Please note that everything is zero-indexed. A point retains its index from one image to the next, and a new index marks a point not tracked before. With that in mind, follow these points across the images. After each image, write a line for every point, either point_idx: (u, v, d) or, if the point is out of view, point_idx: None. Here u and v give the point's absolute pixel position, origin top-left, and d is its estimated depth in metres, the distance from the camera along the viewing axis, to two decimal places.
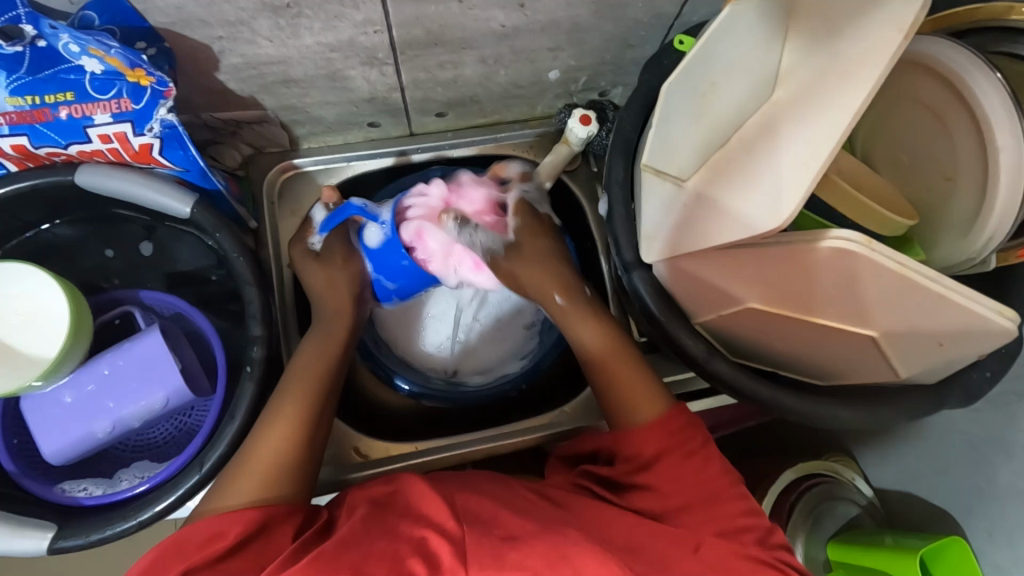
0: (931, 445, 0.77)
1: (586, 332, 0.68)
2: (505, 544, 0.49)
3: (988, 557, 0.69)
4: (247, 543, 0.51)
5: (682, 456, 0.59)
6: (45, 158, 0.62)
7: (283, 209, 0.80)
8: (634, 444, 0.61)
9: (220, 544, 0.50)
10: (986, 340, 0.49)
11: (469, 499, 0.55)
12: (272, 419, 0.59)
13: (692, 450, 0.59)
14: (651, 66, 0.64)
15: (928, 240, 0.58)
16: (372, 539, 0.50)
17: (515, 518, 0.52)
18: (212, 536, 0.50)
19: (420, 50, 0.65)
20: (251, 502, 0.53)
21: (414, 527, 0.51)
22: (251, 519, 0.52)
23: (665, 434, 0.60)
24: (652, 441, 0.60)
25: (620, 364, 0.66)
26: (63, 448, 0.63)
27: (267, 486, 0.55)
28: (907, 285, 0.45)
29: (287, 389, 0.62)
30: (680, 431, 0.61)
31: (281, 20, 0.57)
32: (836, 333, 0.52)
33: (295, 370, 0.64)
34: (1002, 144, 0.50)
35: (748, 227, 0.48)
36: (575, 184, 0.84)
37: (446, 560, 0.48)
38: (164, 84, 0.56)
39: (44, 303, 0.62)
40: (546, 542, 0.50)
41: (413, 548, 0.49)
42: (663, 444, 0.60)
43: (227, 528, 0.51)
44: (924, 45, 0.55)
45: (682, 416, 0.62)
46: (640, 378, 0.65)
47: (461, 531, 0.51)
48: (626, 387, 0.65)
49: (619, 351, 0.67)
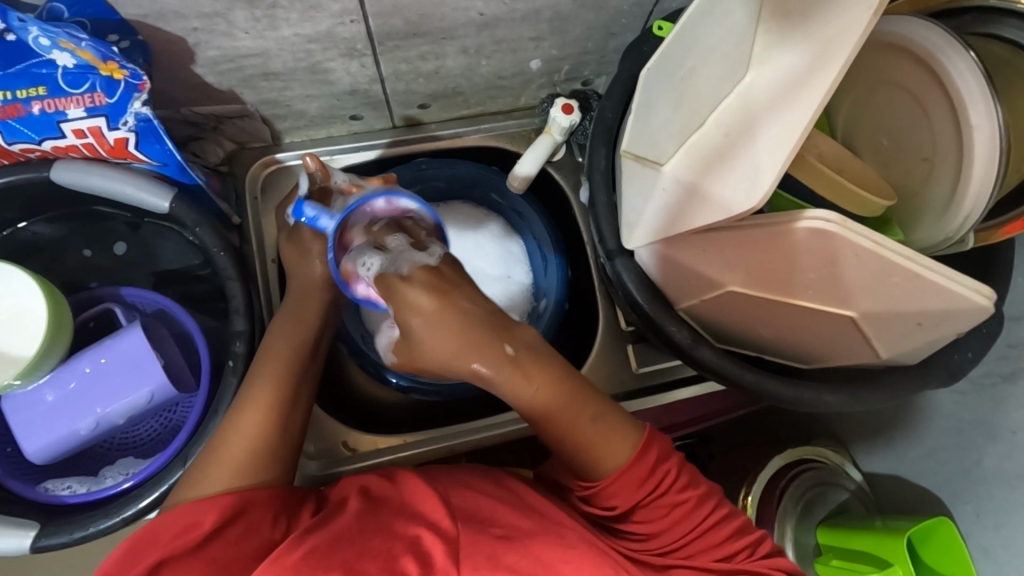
0: (922, 429, 0.78)
1: (530, 392, 0.58)
2: (500, 544, 0.49)
3: (974, 538, 0.70)
4: (225, 529, 0.49)
5: (660, 495, 0.58)
6: (20, 155, 0.62)
7: (266, 205, 0.80)
8: (610, 497, 0.58)
9: (195, 534, 0.48)
10: (962, 319, 0.50)
11: (467, 498, 0.55)
12: (245, 402, 0.57)
13: (669, 487, 0.59)
14: (631, 53, 0.63)
15: (909, 218, 0.57)
16: (368, 536, 0.50)
17: (512, 518, 0.53)
18: (185, 526, 0.48)
19: (399, 41, 0.65)
20: (224, 489, 0.52)
21: (409, 525, 0.51)
22: (226, 505, 0.50)
23: (642, 480, 0.58)
24: (626, 491, 0.58)
25: (572, 422, 0.58)
26: (44, 447, 0.62)
27: (239, 476, 0.53)
28: (885, 265, 0.46)
29: (250, 385, 0.59)
30: (654, 469, 0.59)
31: (257, 12, 0.56)
32: (817, 314, 0.52)
33: (262, 354, 0.62)
34: (976, 123, 0.50)
35: (725, 210, 0.47)
36: (560, 174, 0.83)
37: (438, 560, 0.48)
38: (138, 77, 0.55)
39: (19, 302, 0.61)
40: (541, 543, 0.50)
41: (406, 547, 0.48)
42: (642, 489, 0.58)
43: (202, 517, 0.49)
44: (903, 26, 0.54)
45: (655, 449, 0.60)
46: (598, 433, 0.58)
47: (455, 529, 0.51)
48: (596, 445, 0.58)
49: (569, 406, 0.59)
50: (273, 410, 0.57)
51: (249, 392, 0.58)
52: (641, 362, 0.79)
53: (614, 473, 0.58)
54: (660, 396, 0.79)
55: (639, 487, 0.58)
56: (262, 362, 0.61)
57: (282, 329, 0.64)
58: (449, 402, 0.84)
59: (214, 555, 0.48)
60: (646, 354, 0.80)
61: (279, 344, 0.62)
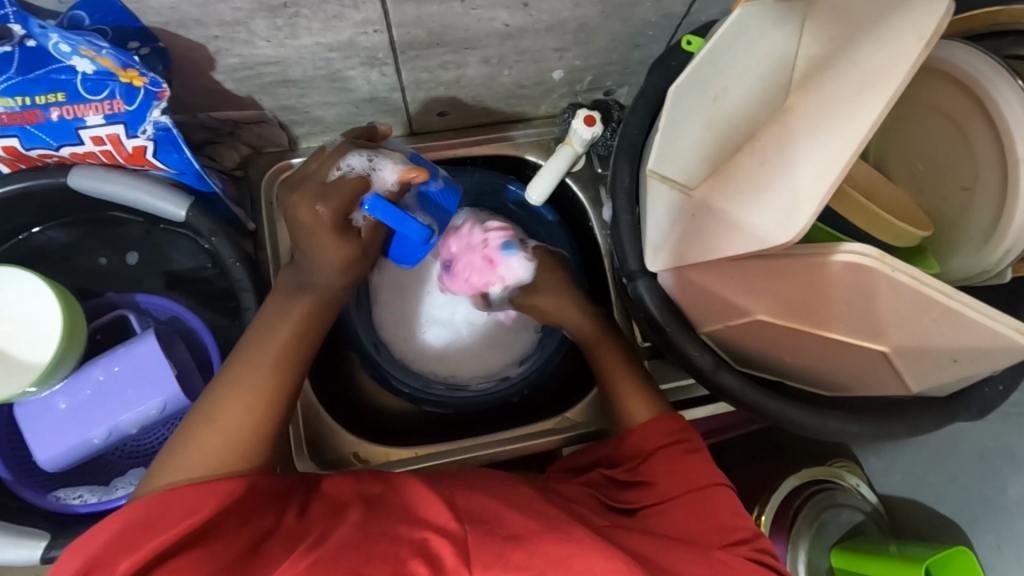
0: (941, 454, 0.76)
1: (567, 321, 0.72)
2: (508, 544, 0.49)
3: (996, 568, 0.68)
4: (223, 519, 0.49)
5: (677, 451, 0.62)
6: (36, 160, 0.61)
7: (280, 211, 0.77)
8: (633, 441, 0.64)
9: (195, 521, 0.48)
10: (1000, 357, 0.47)
11: (471, 500, 0.54)
12: (230, 388, 0.55)
13: (684, 449, 0.62)
14: (658, 68, 0.62)
15: (946, 247, 0.55)
16: (371, 542, 0.49)
17: (518, 517, 0.52)
18: (185, 512, 0.48)
19: (421, 50, 0.64)
20: (222, 474, 0.51)
21: (414, 529, 0.50)
22: (225, 494, 0.50)
23: (660, 431, 0.64)
24: (647, 438, 0.64)
25: (622, 378, 0.71)
26: (57, 456, 0.62)
27: (237, 459, 0.52)
28: (920, 299, 0.44)
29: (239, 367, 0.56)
30: (674, 430, 0.64)
31: (278, 20, 0.55)
32: (847, 347, 0.51)
33: (260, 335, 0.58)
34: (1023, 156, 0.49)
35: (757, 240, 0.46)
36: (578, 185, 0.82)
37: (449, 561, 0.47)
38: (158, 84, 0.54)
39: (32, 309, 0.60)
40: (551, 540, 0.49)
41: (414, 550, 0.48)
42: (660, 439, 0.63)
43: (200, 505, 0.48)
44: (946, 50, 0.53)
45: (677, 419, 0.65)
46: (636, 388, 0.69)
47: (463, 531, 0.50)
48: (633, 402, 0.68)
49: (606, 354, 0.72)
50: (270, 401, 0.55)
51: (233, 372, 0.56)
52: (657, 379, 0.78)
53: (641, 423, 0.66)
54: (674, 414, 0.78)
55: (659, 439, 0.63)
56: (257, 338, 0.58)
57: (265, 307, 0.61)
58: (460, 416, 0.83)
59: (210, 550, 0.47)
60: (662, 371, 0.78)
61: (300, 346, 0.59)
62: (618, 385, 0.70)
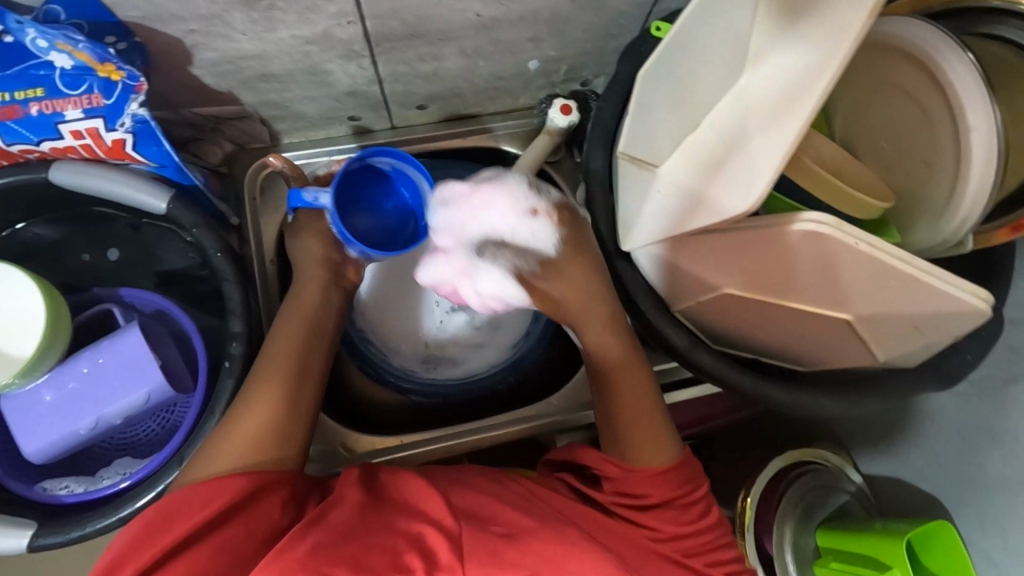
0: (922, 431, 0.77)
1: (594, 333, 0.62)
2: (502, 541, 0.50)
3: (977, 543, 0.69)
4: (235, 513, 0.49)
5: (684, 505, 0.59)
6: (19, 155, 0.62)
7: (266, 207, 0.78)
8: (642, 484, 0.59)
9: (207, 517, 0.48)
10: (958, 322, 0.49)
11: (466, 497, 0.55)
12: (255, 388, 0.57)
13: (693, 502, 0.59)
14: (630, 55, 0.63)
15: (906, 221, 0.57)
16: (370, 533, 0.50)
17: (513, 515, 0.53)
18: (200, 506, 0.49)
19: (397, 42, 0.65)
20: (235, 470, 0.51)
21: (411, 522, 0.51)
22: (239, 488, 0.50)
23: (673, 483, 0.59)
24: (657, 488, 0.58)
25: (640, 404, 0.62)
26: (43, 448, 0.63)
27: (250, 453, 0.53)
28: (879, 266, 0.46)
29: (263, 369, 0.58)
30: (688, 480, 0.60)
31: (254, 13, 0.56)
32: (811, 317, 0.52)
33: (267, 349, 0.60)
34: (974, 124, 0.50)
35: (719, 211, 0.48)
36: (560, 175, 0.83)
37: (443, 556, 0.48)
38: (135, 78, 0.55)
39: (17, 303, 0.61)
40: (543, 540, 0.50)
41: (410, 544, 0.48)
42: (672, 490, 0.59)
43: (211, 500, 0.49)
44: (896, 25, 0.55)
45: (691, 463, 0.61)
46: (657, 424, 0.61)
47: (458, 527, 0.51)
48: (639, 431, 0.60)
49: (634, 362, 0.62)
50: (290, 400, 0.57)
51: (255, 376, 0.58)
52: None
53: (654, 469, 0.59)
54: (659, 398, 0.79)
55: (669, 493, 0.58)
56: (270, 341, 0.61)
57: (280, 324, 0.62)
58: (447, 407, 0.83)
59: (226, 543, 0.48)
60: (645, 355, 0.79)
61: (285, 342, 0.61)
62: (637, 417, 0.61)
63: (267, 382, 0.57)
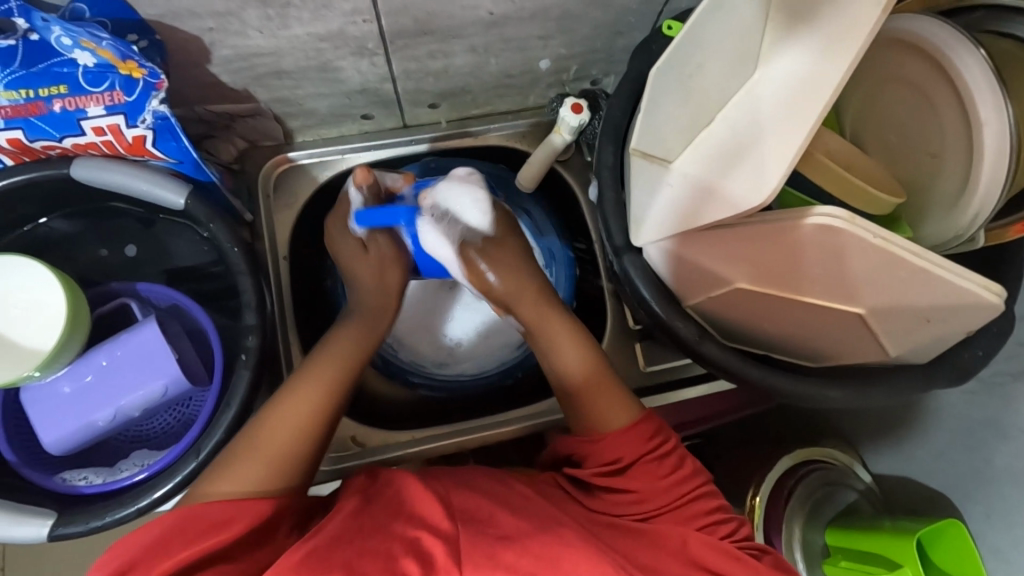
0: (930, 428, 0.77)
1: (571, 354, 0.67)
2: (499, 544, 0.49)
3: (986, 539, 0.69)
4: (252, 532, 0.51)
5: (657, 456, 0.61)
6: (40, 152, 0.63)
7: (278, 203, 0.80)
8: (612, 446, 0.61)
9: (226, 533, 0.49)
10: (974, 314, 0.50)
11: (466, 498, 0.55)
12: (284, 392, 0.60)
13: (666, 455, 0.61)
14: (640, 52, 0.64)
15: (917, 216, 0.57)
16: (366, 536, 0.50)
17: (509, 518, 0.52)
18: (218, 522, 0.50)
19: (409, 40, 0.66)
20: (254, 488, 0.53)
21: (406, 526, 0.51)
22: (260, 509, 0.52)
23: (641, 438, 0.61)
24: (627, 445, 0.61)
25: (599, 389, 0.65)
26: (62, 439, 0.64)
27: (275, 471, 0.54)
28: (889, 259, 0.46)
29: (292, 383, 0.61)
30: (655, 432, 0.62)
31: (269, 10, 0.57)
32: (824, 311, 0.52)
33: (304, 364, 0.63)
34: (985, 119, 0.50)
35: (732, 206, 0.48)
36: (570, 173, 0.84)
37: (439, 559, 0.48)
38: (156, 75, 0.56)
39: (37, 296, 0.62)
40: (541, 542, 0.50)
41: (406, 547, 0.48)
42: (641, 445, 0.61)
43: (234, 517, 0.50)
44: (909, 23, 0.55)
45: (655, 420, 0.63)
46: (615, 396, 0.65)
47: (455, 530, 0.51)
48: (600, 397, 0.64)
49: (597, 375, 0.66)
50: (315, 409, 0.59)
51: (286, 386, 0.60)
52: (650, 361, 0.79)
53: (617, 428, 0.62)
54: (668, 394, 0.79)
55: (639, 447, 0.61)
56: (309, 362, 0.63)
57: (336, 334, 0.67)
58: (456, 402, 0.85)
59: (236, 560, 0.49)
60: (653, 352, 0.80)
61: (322, 360, 0.63)
62: (592, 389, 0.65)
63: (297, 391, 0.60)
